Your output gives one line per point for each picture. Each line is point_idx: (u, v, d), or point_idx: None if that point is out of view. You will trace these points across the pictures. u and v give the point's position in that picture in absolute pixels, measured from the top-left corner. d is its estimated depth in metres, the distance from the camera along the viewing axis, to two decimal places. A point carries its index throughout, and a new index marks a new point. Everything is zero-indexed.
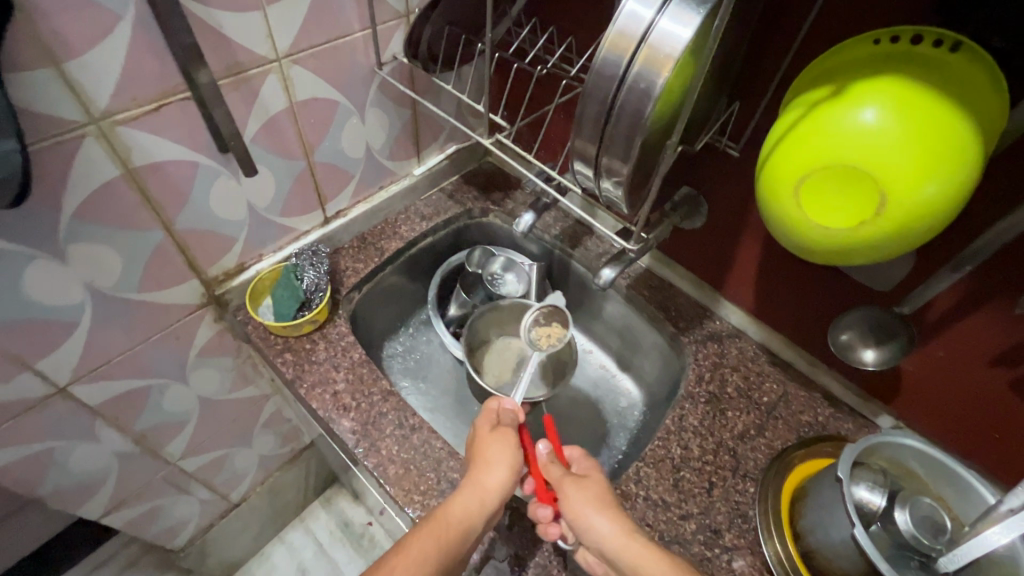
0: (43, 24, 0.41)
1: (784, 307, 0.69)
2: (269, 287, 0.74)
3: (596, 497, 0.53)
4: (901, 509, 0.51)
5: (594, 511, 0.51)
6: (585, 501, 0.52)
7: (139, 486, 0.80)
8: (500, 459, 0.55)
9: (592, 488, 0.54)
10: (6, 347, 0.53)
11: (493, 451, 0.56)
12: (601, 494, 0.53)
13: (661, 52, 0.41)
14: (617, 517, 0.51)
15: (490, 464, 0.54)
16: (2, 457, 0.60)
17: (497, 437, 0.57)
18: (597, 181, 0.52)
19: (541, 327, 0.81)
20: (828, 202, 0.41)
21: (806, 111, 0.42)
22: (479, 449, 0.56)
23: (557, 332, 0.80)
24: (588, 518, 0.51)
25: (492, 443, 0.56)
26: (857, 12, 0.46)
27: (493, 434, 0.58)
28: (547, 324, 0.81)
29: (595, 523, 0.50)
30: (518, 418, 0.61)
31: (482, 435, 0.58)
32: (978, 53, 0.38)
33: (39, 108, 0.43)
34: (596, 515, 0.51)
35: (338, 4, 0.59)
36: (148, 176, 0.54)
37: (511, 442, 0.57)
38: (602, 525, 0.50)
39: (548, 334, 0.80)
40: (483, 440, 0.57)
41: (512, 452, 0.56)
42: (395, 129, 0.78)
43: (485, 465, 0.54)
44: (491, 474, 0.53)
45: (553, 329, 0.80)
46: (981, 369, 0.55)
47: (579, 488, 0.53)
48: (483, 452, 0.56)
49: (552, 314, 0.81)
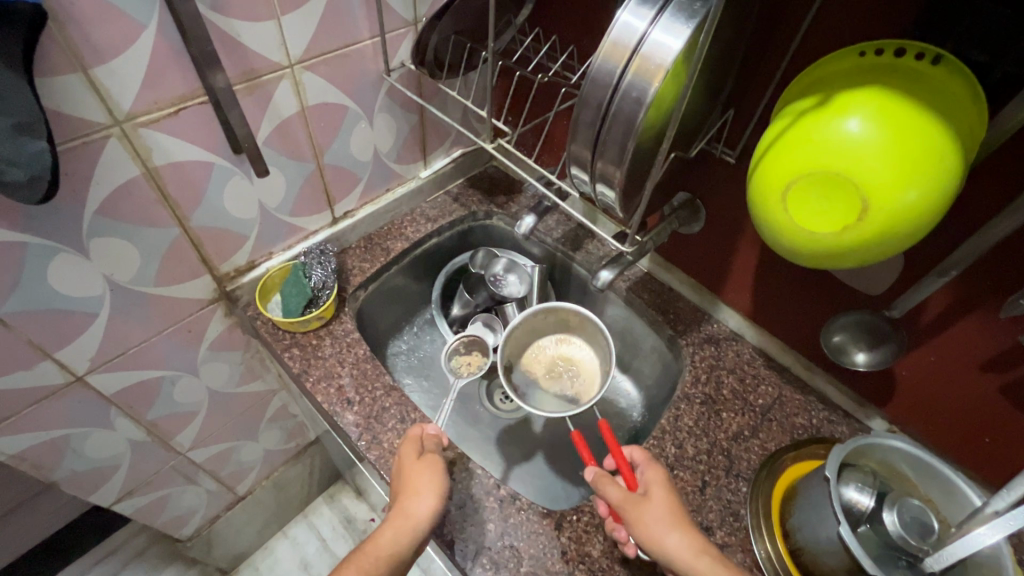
0: (74, 33, 0.44)
1: (779, 311, 0.71)
2: (279, 284, 0.77)
3: (667, 516, 0.52)
4: (889, 509, 0.51)
5: (666, 531, 0.50)
6: (656, 521, 0.51)
7: (149, 475, 0.83)
8: (426, 487, 0.56)
9: (660, 506, 0.52)
10: (29, 336, 0.56)
11: (420, 479, 0.56)
12: (671, 512, 0.52)
13: (653, 62, 0.43)
14: (692, 536, 0.50)
15: (416, 492, 0.55)
16: (22, 442, 0.63)
17: (422, 465, 0.57)
18: (593, 185, 0.54)
19: (461, 357, 0.84)
20: (814, 208, 0.42)
21: (794, 120, 0.43)
22: (405, 478, 0.57)
23: (476, 361, 0.84)
24: (662, 540, 0.50)
25: (416, 472, 0.57)
26: (846, 25, 0.47)
27: (417, 462, 0.58)
28: (467, 352, 0.84)
29: (669, 544, 0.49)
30: (441, 441, 0.62)
31: (407, 463, 0.58)
32: (958, 66, 0.40)
33: (67, 110, 0.46)
34: (668, 536, 0.50)
35: (349, 13, 0.62)
36: (166, 174, 0.56)
37: (436, 469, 0.58)
38: (678, 544, 0.50)
39: (468, 362, 0.83)
40: (409, 469, 0.57)
41: (440, 478, 0.57)
42: (403, 134, 0.80)
43: (409, 496, 0.55)
44: (416, 502, 0.54)
45: (474, 357, 0.84)
46: (972, 374, 0.56)
47: (647, 508, 0.52)
48: (408, 483, 0.56)
49: (472, 344, 0.85)
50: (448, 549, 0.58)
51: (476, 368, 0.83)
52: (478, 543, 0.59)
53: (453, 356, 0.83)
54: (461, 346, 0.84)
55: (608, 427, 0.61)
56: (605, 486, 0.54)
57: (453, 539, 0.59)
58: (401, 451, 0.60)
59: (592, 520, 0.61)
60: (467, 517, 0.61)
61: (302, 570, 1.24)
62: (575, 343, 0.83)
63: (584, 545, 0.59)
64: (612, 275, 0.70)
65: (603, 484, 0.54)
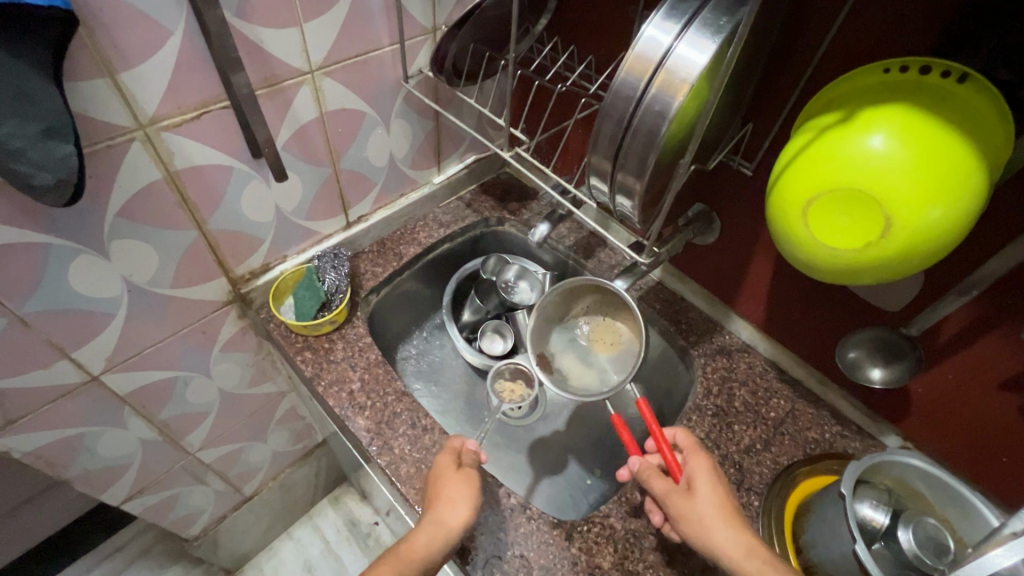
0: (103, 38, 0.44)
1: (792, 325, 0.71)
2: (292, 287, 0.77)
3: (713, 512, 0.52)
4: (905, 528, 0.50)
5: (713, 526, 0.50)
6: (700, 516, 0.51)
7: (159, 474, 0.83)
8: (460, 496, 0.56)
9: (706, 499, 0.53)
10: (48, 336, 0.56)
11: (453, 489, 0.56)
12: (718, 506, 0.52)
13: (677, 77, 0.43)
14: (741, 533, 0.50)
15: (450, 502, 0.55)
16: (38, 440, 0.63)
17: (459, 476, 0.58)
18: (612, 196, 0.54)
19: (505, 383, 0.85)
20: (836, 224, 0.42)
21: (816, 135, 0.43)
22: (438, 487, 0.57)
23: (520, 390, 0.83)
24: (708, 535, 0.50)
25: (450, 482, 0.57)
26: (868, 41, 0.47)
27: (453, 473, 0.58)
28: (511, 379, 0.84)
29: (714, 541, 0.49)
30: (480, 458, 0.61)
31: (444, 472, 0.58)
32: (984, 85, 0.39)
33: (92, 113, 0.47)
34: (715, 532, 0.50)
35: (370, 20, 0.62)
36: (187, 179, 0.57)
37: (472, 482, 0.57)
38: (724, 540, 0.49)
39: (510, 389, 0.83)
40: (445, 478, 0.57)
41: (474, 492, 0.57)
42: (418, 140, 0.81)
43: (442, 504, 0.55)
44: (450, 511, 0.54)
45: (517, 385, 0.84)
46: (991, 393, 0.56)
47: (690, 503, 0.53)
48: (441, 491, 0.56)
49: (518, 372, 0.85)
50: (459, 558, 0.58)
51: (519, 395, 0.82)
52: (490, 552, 0.59)
53: (497, 380, 0.84)
54: (506, 373, 0.85)
55: (646, 406, 0.63)
56: (649, 477, 0.56)
57: (466, 547, 0.59)
58: (438, 462, 0.60)
59: (603, 531, 0.61)
60: (479, 527, 0.60)
61: (306, 572, 1.24)
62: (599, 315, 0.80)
63: (595, 556, 0.59)
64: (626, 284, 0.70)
65: (649, 476, 0.56)
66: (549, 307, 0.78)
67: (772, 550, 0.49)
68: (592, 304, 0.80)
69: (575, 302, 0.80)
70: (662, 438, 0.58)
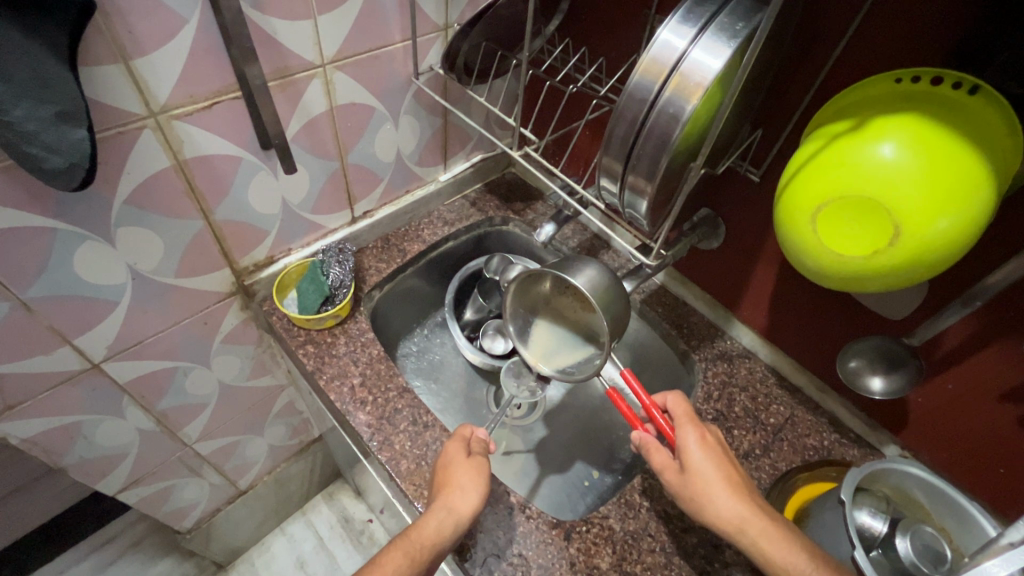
0: (120, 25, 0.44)
1: (793, 332, 0.71)
2: (296, 281, 0.76)
3: (712, 484, 0.52)
4: (902, 536, 0.50)
5: (712, 499, 0.51)
6: (700, 489, 0.52)
7: (155, 465, 0.82)
8: (471, 482, 0.56)
9: (704, 473, 0.53)
10: (51, 322, 0.56)
11: (464, 476, 0.56)
12: (717, 479, 0.52)
13: (692, 80, 0.44)
14: (741, 503, 0.50)
15: (460, 488, 0.55)
16: (35, 427, 0.63)
17: (469, 463, 0.58)
18: (620, 197, 0.54)
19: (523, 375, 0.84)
20: (844, 231, 0.42)
21: (828, 142, 0.44)
22: (448, 473, 0.57)
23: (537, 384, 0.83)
24: (711, 506, 0.51)
25: (461, 469, 0.57)
26: (881, 52, 0.48)
27: (464, 460, 0.58)
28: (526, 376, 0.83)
29: (716, 514, 0.50)
30: (490, 447, 0.62)
31: (456, 457, 0.58)
32: (995, 97, 0.40)
33: (105, 99, 0.47)
34: (716, 504, 0.51)
35: (384, 14, 0.62)
36: (196, 168, 0.57)
37: (482, 469, 0.58)
38: (725, 511, 0.50)
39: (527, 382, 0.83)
40: (454, 465, 0.57)
41: (482, 480, 0.57)
42: (426, 137, 0.81)
43: (453, 490, 0.55)
44: (460, 496, 0.54)
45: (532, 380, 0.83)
46: (990, 404, 0.56)
47: (691, 478, 0.53)
48: (451, 478, 0.56)
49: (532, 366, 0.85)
50: (457, 555, 0.58)
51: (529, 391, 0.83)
52: (487, 550, 0.59)
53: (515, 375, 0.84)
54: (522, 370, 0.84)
55: (632, 376, 0.63)
56: (651, 452, 0.57)
57: (465, 544, 0.59)
58: (447, 448, 0.60)
59: (602, 532, 0.61)
60: (476, 524, 0.60)
61: (297, 568, 1.23)
62: (565, 295, 0.77)
63: (593, 557, 0.59)
64: (593, 275, 0.63)
65: (649, 451, 0.57)
66: (518, 309, 0.77)
67: (773, 519, 0.50)
68: (555, 282, 0.75)
69: (538, 287, 0.77)
70: (651, 405, 0.60)
